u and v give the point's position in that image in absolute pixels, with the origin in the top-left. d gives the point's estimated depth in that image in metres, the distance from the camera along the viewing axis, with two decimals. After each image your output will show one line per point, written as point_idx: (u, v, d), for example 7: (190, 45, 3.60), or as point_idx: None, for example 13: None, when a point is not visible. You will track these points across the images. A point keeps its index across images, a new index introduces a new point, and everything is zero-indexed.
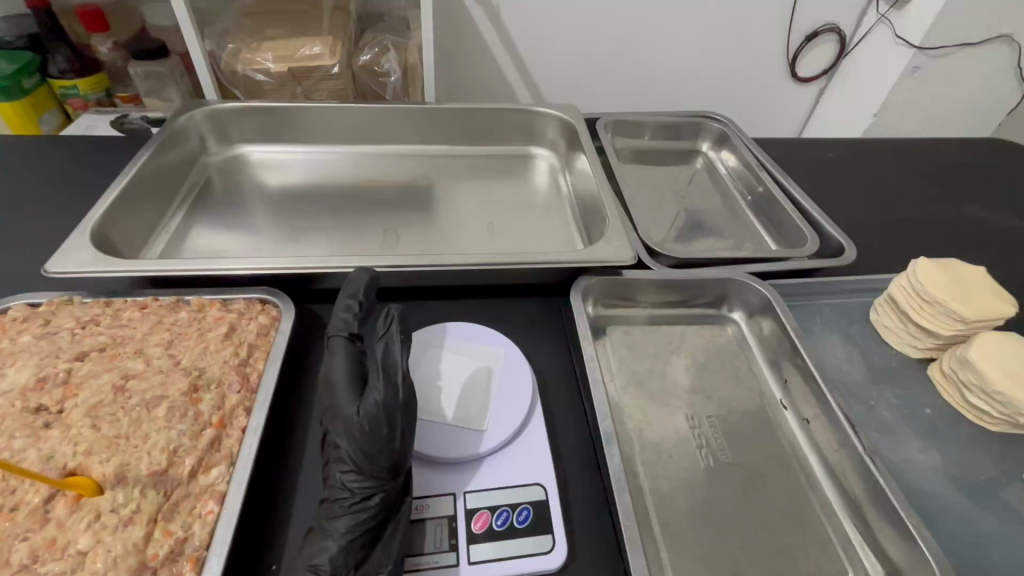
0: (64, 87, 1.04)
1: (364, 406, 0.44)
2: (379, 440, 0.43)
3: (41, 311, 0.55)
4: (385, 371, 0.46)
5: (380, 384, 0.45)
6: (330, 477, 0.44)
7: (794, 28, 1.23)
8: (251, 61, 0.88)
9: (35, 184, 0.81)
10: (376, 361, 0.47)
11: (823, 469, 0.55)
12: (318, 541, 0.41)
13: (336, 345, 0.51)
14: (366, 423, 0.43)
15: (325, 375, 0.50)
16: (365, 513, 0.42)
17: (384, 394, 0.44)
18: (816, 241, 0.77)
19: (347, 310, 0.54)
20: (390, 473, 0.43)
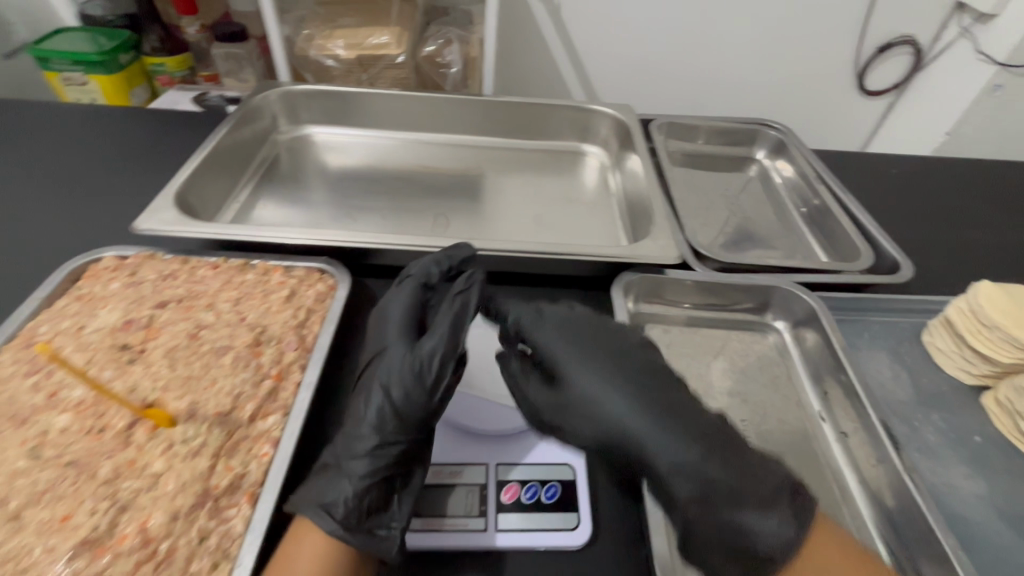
0: (155, 63, 1.14)
1: (418, 350, 0.48)
2: (422, 387, 0.46)
3: (128, 262, 0.61)
4: (451, 321, 0.49)
5: (442, 335, 0.48)
6: (359, 414, 0.47)
7: (865, 38, 1.19)
8: (322, 47, 0.94)
9: (126, 150, 0.89)
10: (444, 311, 0.50)
11: (858, 483, 0.54)
12: (336, 476, 0.44)
13: (406, 288, 0.56)
14: (414, 368, 0.47)
15: (386, 312, 0.55)
16: (384, 458, 0.45)
17: (443, 346, 0.48)
18: (870, 255, 0.75)
19: (434, 262, 0.58)
20: (418, 426, 0.46)
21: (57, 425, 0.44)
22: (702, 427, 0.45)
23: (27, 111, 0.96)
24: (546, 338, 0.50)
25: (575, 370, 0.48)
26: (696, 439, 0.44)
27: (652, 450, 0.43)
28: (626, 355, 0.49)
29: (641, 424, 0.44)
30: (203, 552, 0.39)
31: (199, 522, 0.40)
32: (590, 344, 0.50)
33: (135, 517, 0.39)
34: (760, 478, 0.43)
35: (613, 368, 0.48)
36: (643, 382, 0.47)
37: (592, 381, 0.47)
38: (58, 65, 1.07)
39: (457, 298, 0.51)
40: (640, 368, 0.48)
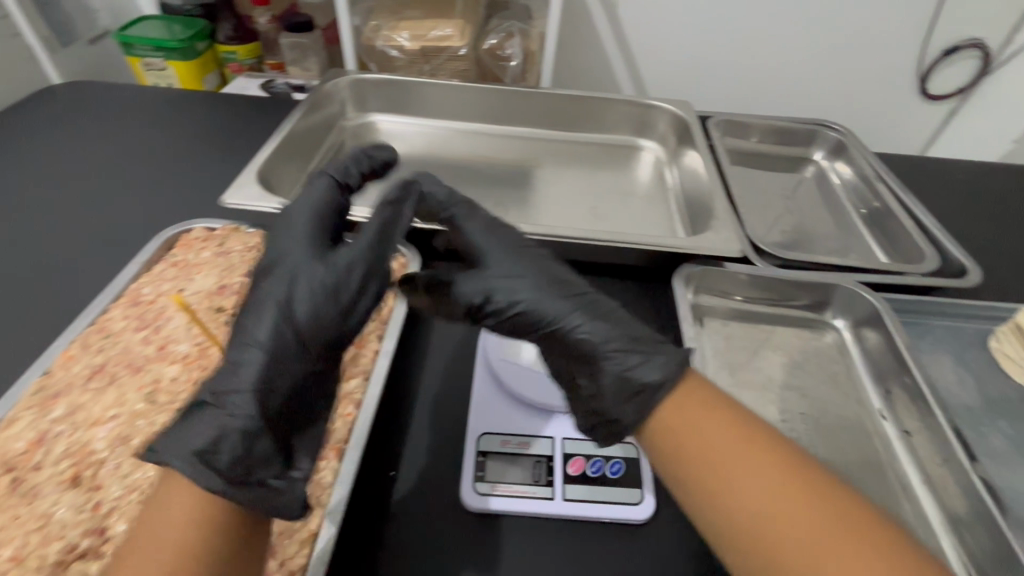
0: (227, 52, 1.20)
1: (337, 259, 0.47)
2: (337, 303, 0.45)
3: (216, 234, 0.65)
4: (378, 234, 0.49)
5: (365, 249, 0.48)
6: (251, 335, 0.42)
7: (930, 41, 1.17)
8: (388, 37, 0.98)
9: (204, 131, 0.95)
10: (372, 220, 0.50)
11: (921, 482, 0.54)
12: (211, 416, 0.38)
13: (320, 184, 0.53)
14: (331, 280, 0.45)
15: (294, 214, 0.50)
16: (282, 384, 0.41)
17: (365, 266, 0.47)
18: (936, 258, 0.74)
19: (348, 169, 0.59)
20: (323, 350, 0.44)
21: (167, 374, 0.49)
22: (607, 302, 0.51)
23: (115, 92, 1.03)
24: (473, 228, 0.53)
25: (499, 259, 0.52)
26: (605, 314, 0.50)
27: (577, 325, 0.48)
28: (541, 252, 0.54)
29: (559, 299, 0.49)
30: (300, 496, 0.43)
31: None
32: (511, 238, 0.53)
33: None
34: (647, 337, 0.49)
35: (531, 256, 0.52)
36: (557, 269, 0.52)
37: (516, 270, 0.51)
38: (140, 50, 1.14)
39: (387, 209, 0.51)
40: (549, 264, 0.53)
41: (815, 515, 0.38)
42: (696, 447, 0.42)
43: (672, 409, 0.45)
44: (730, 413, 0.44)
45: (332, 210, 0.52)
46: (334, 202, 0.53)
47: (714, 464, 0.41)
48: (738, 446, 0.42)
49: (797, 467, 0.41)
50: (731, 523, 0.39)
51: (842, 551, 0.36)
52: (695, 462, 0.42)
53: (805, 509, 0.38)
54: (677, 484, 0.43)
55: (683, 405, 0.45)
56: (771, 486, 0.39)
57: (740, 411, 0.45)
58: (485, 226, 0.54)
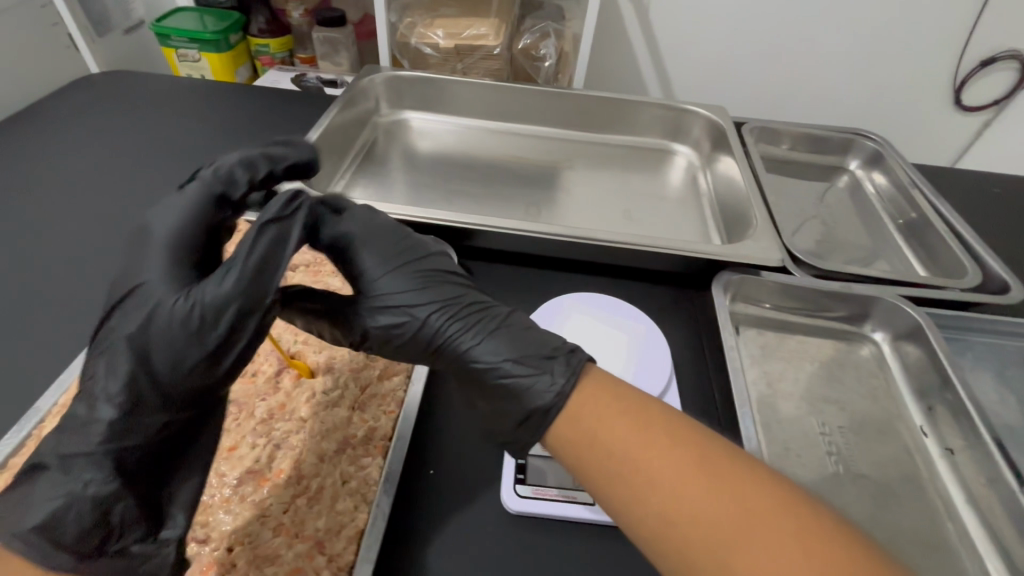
0: (259, 44, 1.20)
1: (201, 295, 0.39)
2: (196, 346, 0.38)
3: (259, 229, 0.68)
4: (257, 260, 0.40)
5: (235, 282, 0.39)
6: (96, 389, 0.37)
7: (968, 51, 1.15)
8: (423, 35, 0.98)
9: (239, 124, 0.96)
10: (245, 239, 0.40)
11: (965, 501, 0.53)
12: (55, 483, 0.34)
13: (193, 202, 0.45)
14: (193, 319, 0.38)
15: (154, 229, 0.43)
16: (138, 444, 0.37)
17: (234, 300, 0.39)
18: (978, 274, 0.72)
19: (245, 170, 0.48)
20: (189, 400, 0.39)
21: None
22: (499, 311, 0.49)
23: (151, 83, 1.04)
24: (354, 232, 0.49)
25: (387, 268, 0.48)
26: (505, 328, 0.47)
27: (482, 349, 0.46)
28: (424, 253, 0.50)
29: (449, 312, 0.47)
30: (346, 493, 0.43)
31: (342, 466, 0.44)
32: (394, 240, 0.50)
33: (287, 455, 0.44)
34: (548, 347, 0.46)
35: (416, 262, 0.49)
36: (446, 276, 0.50)
37: (409, 279, 0.48)
38: (175, 42, 1.15)
39: (269, 228, 0.42)
40: (436, 266, 0.50)
41: (738, 504, 0.35)
42: (610, 447, 0.39)
43: (578, 409, 0.42)
44: (641, 406, 0.42)
45: (207, 229, 0.45)
46: (206, 223, 0.45)
47: (636, 463, 0.38)
48: (657, 439, 0.39)
49: (718, 451, 0.39)
50: (655, 523, 0.36)
51: (769, 540, 0.34)
52: (621, 465, 0.38)
53: (718, 497, 0.36)
54: (598, 491, 0.39)
55: (590, 403, 0.42)
56: (691, 477, 0.37)
57: (651, 401, 0.42)
58: (363, 231, 0.49)
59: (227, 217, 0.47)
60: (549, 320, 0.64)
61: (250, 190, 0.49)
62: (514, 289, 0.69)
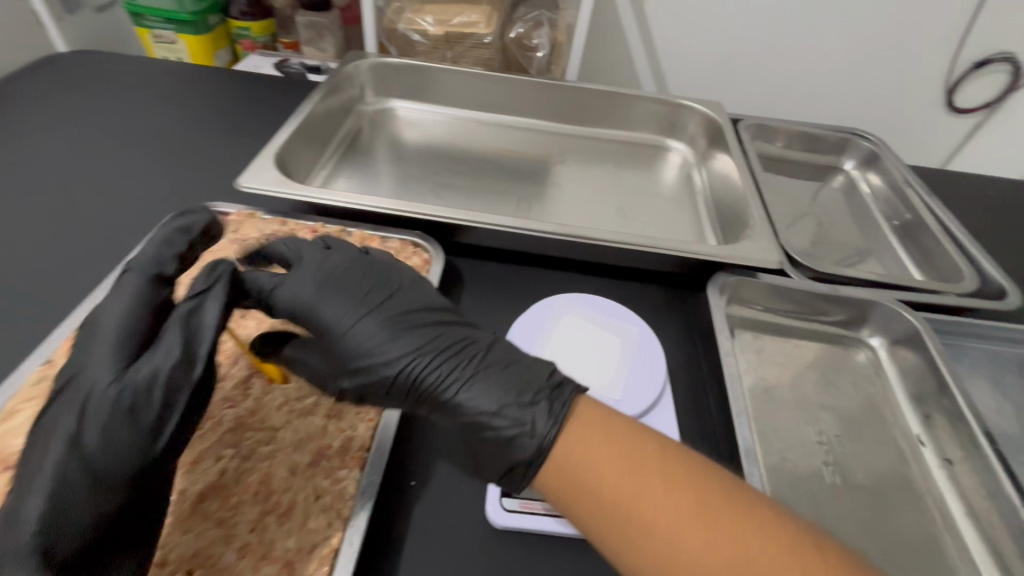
0: (240, 27, 1.15)
1: (131, 375, 0.36)
2: (135, 423, 0.35)
3: (232, 220, 0.64)
4: (189, 335, 0.38)
5: (168, 355, 0.37)
6: (27, 487, 0.33)
7: (963, 53, 1.14)
8: (412, 21, 0.93)
9: (215, 110, 0.91)
10: (178, 313, 0.39)
11: (964, 514, 0.52)
12: None
13: (127, 286, 0.41)
14: (123, 398, 0.36)
15: (96, 321, 0.39)
16: (70, 539, 0.32)
17: (168, 369, 0.37)
18: (975, 279, 0.71)
19: (166, 246, 0.43)
20: (129, 483, 0.34)
21: None
22: (475, 347, 0.45)
23: (123, 64, 0.99)
24: (300, 288, 0.44)
25: (346, 320, 0.43)
26: (481, 371, 0.43)
27: (461, 399, 0.42)
28: (383, 294, 0.46)
29: (421, 358, 0.43)
30: (319, 510, 0.40)
31: (315, 480, 0.41)
32: (347, 284, 0.45)
33: (256, 468, 0.41)
34: (530, 389, 0.42)
35: (380, 301, 0.45)
36: (414, 311, 0.45)
37: (371, 328, 0.43)
38: (150, 21, 1.09)
39: (188, 303, 0.39)
40: (397, 307, 0.45)
41: (732, 540, 0.35)
42: (603, 488, 0.37)
43: (567, 449, 0.40)
44: (634, 438, 0.40)
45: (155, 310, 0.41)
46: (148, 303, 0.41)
47: (632, 500, 0.37)
48: (652, 474, 0.38)
49: (714, 483, 0.38)
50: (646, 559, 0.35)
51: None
52: (611, 501, 0.37)
53: (714, 533, 0.35)
54: (589, 528, 0.38)
55: (581, 439, 0.40)
56: (685, 513, 0.36)
57: (645, 432, 0.41)
58: (317, 275, 0.45)
59: (169, 294, 0.43)
60: (540, 322, 0.61)
61: (184, 266, 0.44)
62: (503, 287, 0.66)
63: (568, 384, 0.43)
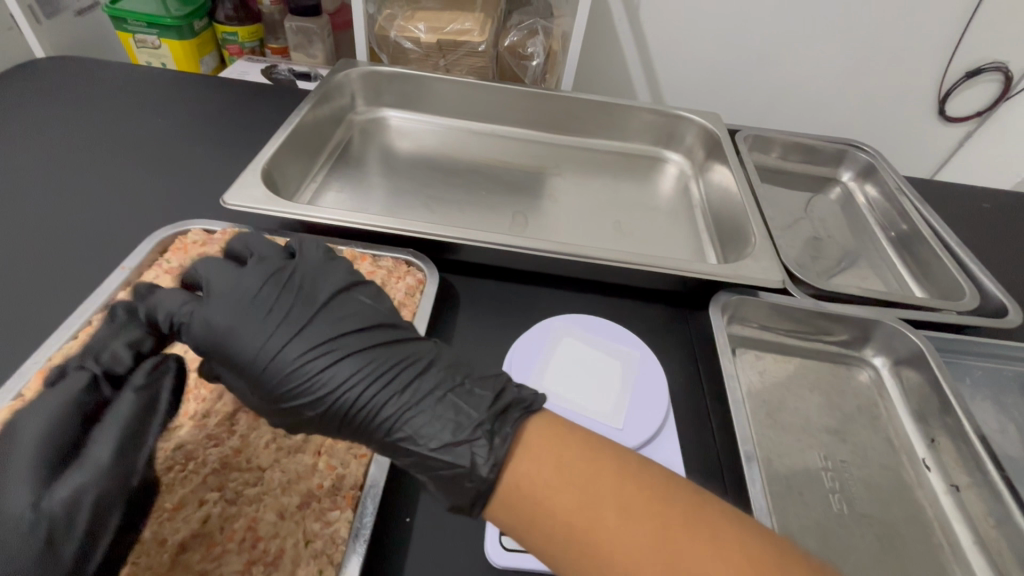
0: (227, 32, 1.11)
1: (49, 496, 0.33)
2: (55, 552, 0.32)
3: (216, 238, 0.61)
4: (124, 439, 0.36)
5: (97, 470, 0.35)
6: None
7: (957, 62, 1.13)
8: (403, 28, 0.90)
9: (200, 119, 0.88)
10: (114, 415, 0.37)
11: (973, 543, 0.51)
12: None
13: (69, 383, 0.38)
14: (38, 529, 0.32)
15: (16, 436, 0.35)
16: None
17: (99, 484, 0.34)
18: (976, 296, 0.70)
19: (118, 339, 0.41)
20: None
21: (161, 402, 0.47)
22: (414, 372, 0.42)
23: (104, 71, 0.96)
24: (216, 309, 0.40)
25: (269, 345, 0.40)
26: (420, 401, 0.40)
27: (397, 432, 0.40)
28: (309, 312, 0.42)
29: (356, 390, 0.40)
30: (309, 557, 0.38)
31: (305, 524, 0.40)
32: (267, 304, 0.41)
33: (243, 513, 0.40)
34: (474, 421, 0.39)
35: (307, 326, 0.41)
36: (345, 334, 0.42)
37: (297, 353, 0.40)
38: (132, 26, 1.05)
39: (130, 395, 0.38)
40: (325, 327, 0.42)
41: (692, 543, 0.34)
42: (557, 513, 0.35)
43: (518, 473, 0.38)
44: (588, 455, 0.38)
45: (76, 411, 0.37)
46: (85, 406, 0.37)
47: (589, 524, 0.35)
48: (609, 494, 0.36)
49: (673, 498, 0.36)
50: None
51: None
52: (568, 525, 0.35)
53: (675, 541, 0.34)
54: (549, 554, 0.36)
55: (532, 461, 0.38)
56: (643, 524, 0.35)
57: (602, 448, 0.39)
58: (230, 295, 0.41)
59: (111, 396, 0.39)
60: (538, 344, 0.59)
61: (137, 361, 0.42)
62: (500, 307, 0.64)
63: (514, 411, 0.41)
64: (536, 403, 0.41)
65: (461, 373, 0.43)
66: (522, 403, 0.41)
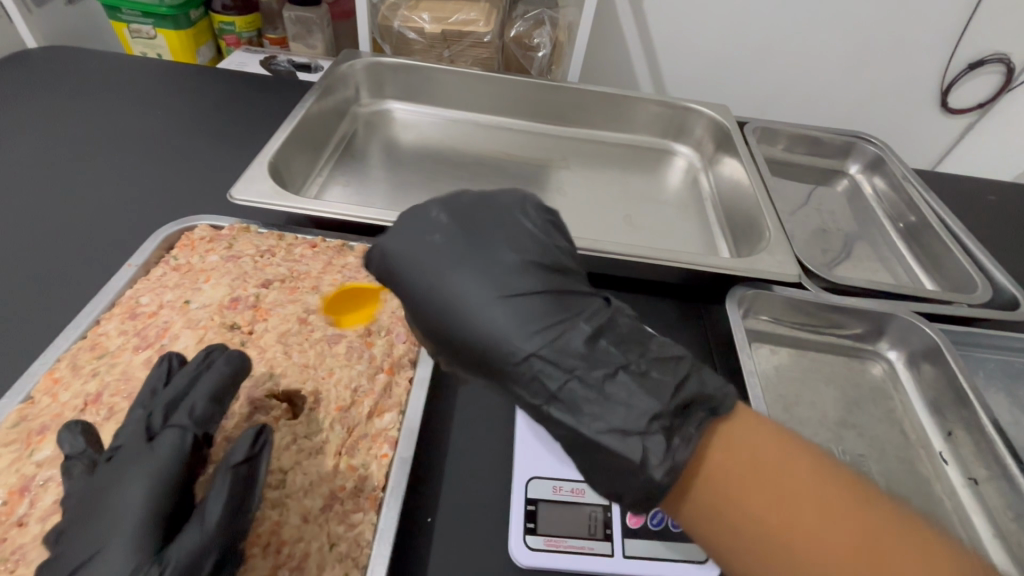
0: (224, 22, 1.09)
1: (173, 552, 0.34)
2: None
3: (224, 234, 0.60)
4: (232, 506, 0.37)
5: (208, 536, 0.35)
6: None
7: (961, 53, 1.13)
8: (407, 18, 0.88)
9: (199, 112, 0.86)
10: (220, 481, 0.37)
11: (993, 537, 0.51)
12: None
13: (166, 443, 0.39)
14: None
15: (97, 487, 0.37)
16: None
17: (214, 549, 0.35)
18: (988, 288, 0.70)
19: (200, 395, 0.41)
20: None
21: None
22: (591, 331, 0.39)
23: (99, 62, 0.93)
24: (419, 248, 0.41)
25: (459, 283, 0.40)
26: (595, 366, 0.38)
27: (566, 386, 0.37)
28: (498, 261, 0.40)
29: (525, 340, 0.38)
30: (334, 560, 0.38)
31: (329, 527, 0.40)
32: (467, 246, 0.41)
33: (266, 516, 0.40)
34: (645, 408, 0.36)
35: (497, 269, 0.40)
36: (530, 282, 0.40)
37: (478, 298, 0.39)
38: (127, 15, 1.03)
39: (241, 466, 0.38)
40: (510, 277, 0.40)
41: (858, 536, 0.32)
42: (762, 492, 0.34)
43: (720, 479, 0.35)
44: (814, 480, 0.34)
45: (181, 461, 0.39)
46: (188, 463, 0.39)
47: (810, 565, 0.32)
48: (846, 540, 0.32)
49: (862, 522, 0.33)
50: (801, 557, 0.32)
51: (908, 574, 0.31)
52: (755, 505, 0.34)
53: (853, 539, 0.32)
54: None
55: (734, 474, 0.35)
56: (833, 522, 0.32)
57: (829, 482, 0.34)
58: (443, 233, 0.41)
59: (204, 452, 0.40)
60: None
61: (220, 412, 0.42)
62: None
63: (697, 411, 0.38)
64: (722, 407, 0.38)
65: (638, 351, 0.40)
66: (707, 402, 0.38)
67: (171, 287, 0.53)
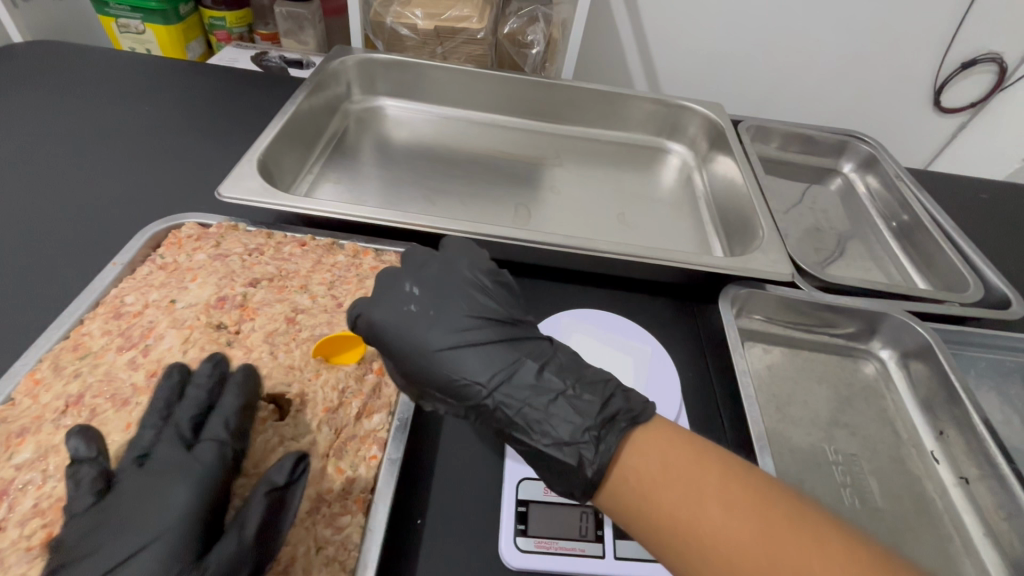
0: (214, 17, 1.07)
1: (213, 559, 0.35)
2: None
3: (211, 232, 0.59)
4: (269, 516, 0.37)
5: (247, 543, 0.36)
6: None
7: (955, 52, 1.13)
8: (399, 14, 0.86)
9: (189, 108, 0.85)
10: (257, 493, 0.38)
11: (983, 535, 0.51)
12: None
13: (201, 454, 0.39)
14: None
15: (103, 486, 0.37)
16: None
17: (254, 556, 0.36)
18: (980, 287, 0.71)
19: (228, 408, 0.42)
20: None
21: None
22: (537, 366, 0.42)
23: (87, 57, 0.92)
24: (390, 312, 0.43)
25: (427, 336, 0.42)
26: (538, 394, 0.40)
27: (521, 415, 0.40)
28: (455, 312, 0.44)
29: (481, 379, 0.41)
30: (321, 564, 0.38)
31: (316, 530, 0.39)
32: (429, 299, 0.44)
33: None
34: (582, 422, 0.39)
35: (453, 317, 0.43)
36: (484, 330, 0.43)
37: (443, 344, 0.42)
38: (115, 10, 1.02)
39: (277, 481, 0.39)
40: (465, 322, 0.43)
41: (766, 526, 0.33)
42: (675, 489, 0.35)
43: (631, 474, 0.37)
44: (722, 479, 0.35)
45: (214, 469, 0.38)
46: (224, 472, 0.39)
47: (704, 546, 0.33)
48: (753, 530, 0.33)
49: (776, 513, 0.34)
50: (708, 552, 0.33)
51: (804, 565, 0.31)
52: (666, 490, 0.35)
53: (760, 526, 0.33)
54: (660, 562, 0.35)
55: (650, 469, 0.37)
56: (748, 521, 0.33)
57: (746, 478, 0.35)
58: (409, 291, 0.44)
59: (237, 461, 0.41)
60: None
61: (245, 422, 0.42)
62: None
63: (621, 420, 0.39)
64: (641, 414, 0.40)
65: (575, 375, 0.42)
66: (629, 412, 0.40)
67: (157, 285, 0.53)
